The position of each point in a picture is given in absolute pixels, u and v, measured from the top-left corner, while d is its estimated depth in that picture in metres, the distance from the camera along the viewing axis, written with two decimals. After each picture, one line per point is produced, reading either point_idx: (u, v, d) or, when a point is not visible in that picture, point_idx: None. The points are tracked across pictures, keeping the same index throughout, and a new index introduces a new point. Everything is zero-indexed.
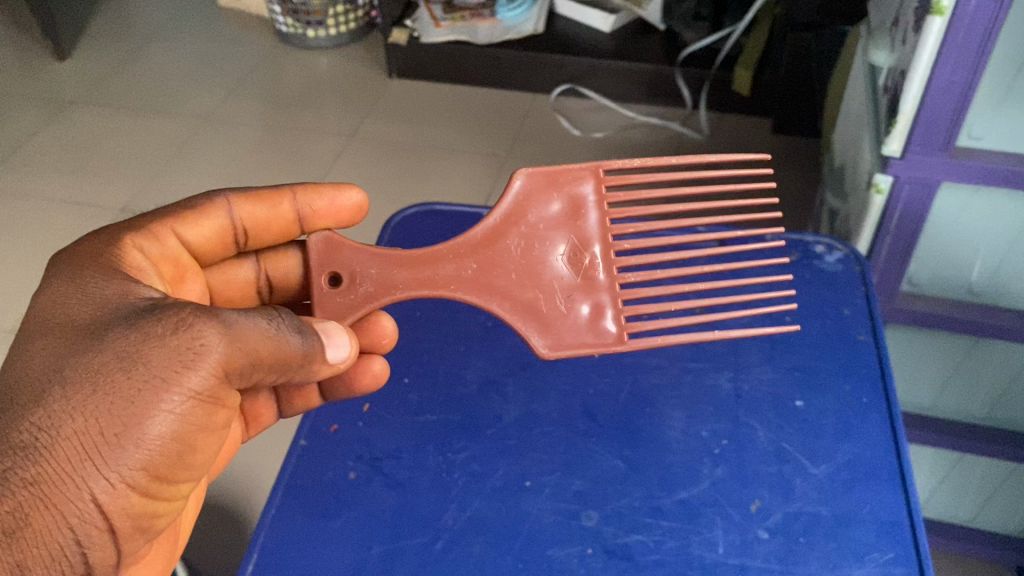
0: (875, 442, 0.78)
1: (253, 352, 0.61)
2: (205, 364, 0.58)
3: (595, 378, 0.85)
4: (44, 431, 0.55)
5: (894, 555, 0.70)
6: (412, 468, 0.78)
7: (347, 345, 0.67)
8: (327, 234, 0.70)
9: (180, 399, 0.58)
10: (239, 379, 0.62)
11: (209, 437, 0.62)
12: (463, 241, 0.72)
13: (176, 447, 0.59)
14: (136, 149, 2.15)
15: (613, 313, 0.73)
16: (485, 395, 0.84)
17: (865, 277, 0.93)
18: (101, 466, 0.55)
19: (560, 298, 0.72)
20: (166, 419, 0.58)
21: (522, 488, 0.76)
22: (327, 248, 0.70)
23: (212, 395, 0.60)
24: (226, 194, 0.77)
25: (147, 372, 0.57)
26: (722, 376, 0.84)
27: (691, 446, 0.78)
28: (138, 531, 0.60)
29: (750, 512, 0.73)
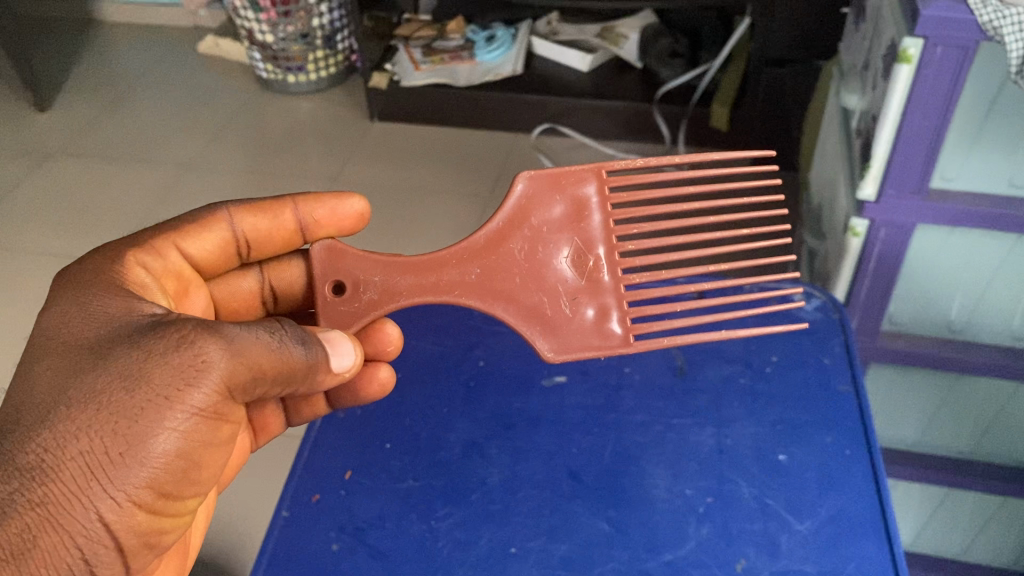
0: (859, 496, 0.78)
1: (256, 367, 0.61)
2: (206, 382, 0.59)
3: (578, 438, 0.84)
4: (49, 452, 0.56)
5: None
6: (396, 537, 0.77)
7: (350, 353, 0.68)
8: (329, 244, 0.72)
9: (183, 417, 0.59)
10: (244, 393, 0.62)
11: (216, 451, 0.63)
12: (466, 245, 0.72)
13: (181, 463, 0.60)
14: (120, 199, 2.16)
15: (619, 314, 0.74)
16: (468, 458, 0.83)
17: (844, 326, 0.93)
18: (107, 485, 0.57)
19: (564, 301, 0.73)
20: (171, 436, 0.59)
21: (507, 555, 0.75)
22: (331, 257, 0.72)
23: (218, 410, 0.61)
24: (229, 208, 0.78)
25: (150, 390, 0.58)
26: (704, 432, 0.84)
27: (676, 507, 0.78)
28: (147, 548, 0.61)
29: (736, 572, 0.73)
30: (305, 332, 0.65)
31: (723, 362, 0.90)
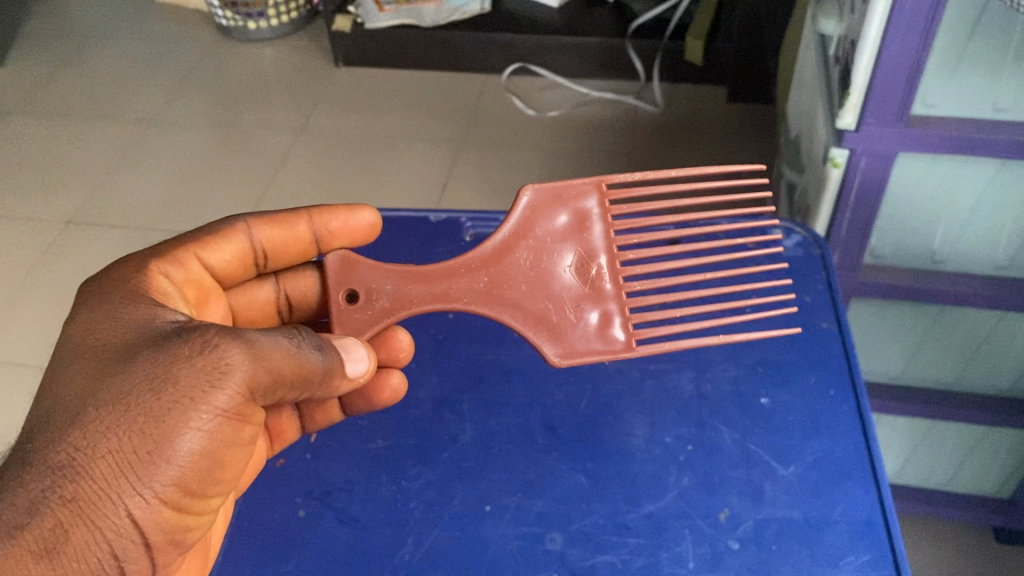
0: (844, 438, 0.75)
1: (275, 371, 0.58)
2: (229, 382, 0.55)
3: (553, 389, 0.81)
4: (80, 451, 0.52)
5: (870, 558, 0.67)
6: (366, 500, 0.74)
7: (365, 358, 0.64)
8: (343, 257, 0.67)
9: (208, 417, 0.54)
10: (266, 396, 0.58)
11: (240, 455, 0.58)
12: (473, 254, 0.68)
13: (208, 464, 0.55)
14: (80, 157, 2.09)
15: (622, 321, 0.69)
16: (440, 414, 0.80)
17: (826, 261, 0.90)
18: (139, 483, 0.52)
19: (569, 308, 0.69)
20: (198, 434, 0.54)
21: (483, 513, 0.73)
22: (345, 269, 0.67)
23: (243, 413, 0.57)
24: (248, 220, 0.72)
25: (175, 390, 0.54)
26: (683, 377, 0.81)
27: (655, 457, 0.75)
28: (175, 547, 0.57)
29: (719, 522, 0.70)
30: (320, 340, 0.62)
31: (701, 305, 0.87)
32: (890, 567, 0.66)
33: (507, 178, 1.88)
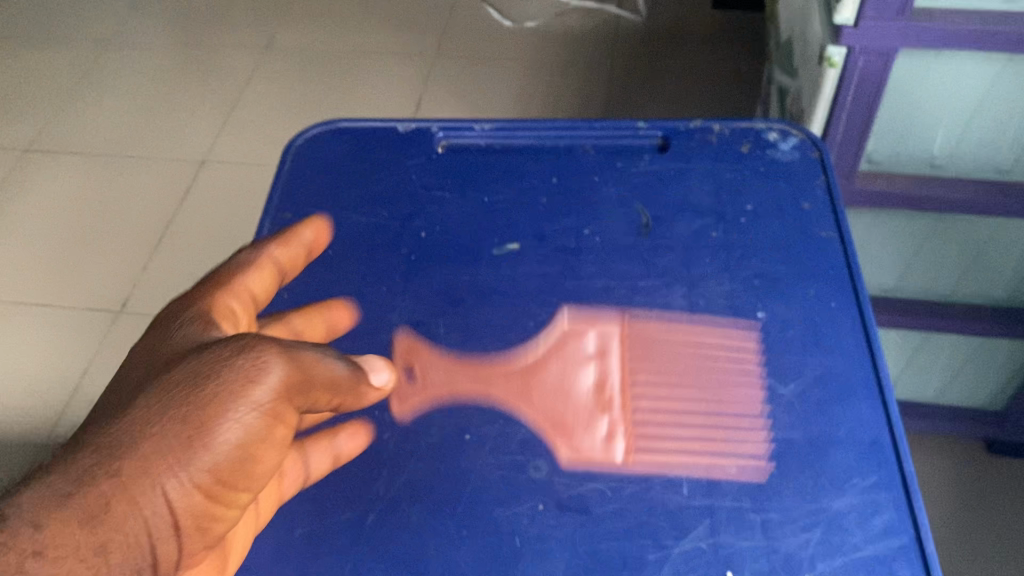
0: (847, 352, 0.70)
1: (312, 377, 0.54)
2: (270, 380, 0.51)
3: (535, 309, 0.75)
4: (126, 433, 0.47)
5: (877, 479, 0.62)
6: (336, 433, 0.68)
7: (384, 367, 0.61)
8: (407, 341, 0.74)
9: (246, 410, 0.50)
10: (301, 402, 0.54)
11: (269, 462, 0.53)
12: (511, 363, 0.72)
13: (239, 461, 0.51)
14: (42, 86, 2.07)
15: (624, 433, 0.67)
16: (413, 339, 0.74)
17: (824, 165, 0.83)
18: (175, 470, 0.48)
19: (580, 415, 0.69)
20: (235, 426, 0.50)
21: (462, 443, 0.67)
22: (406, 348, 0.73)
23: (279, 414, 0.52)
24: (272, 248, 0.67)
25: (216, 382, 0.50)
26: (674, 294, 0.75)
27: (646, 379, 0.70)
28: (195, 547, 0.51)
29: (715, 445, 0.65)
30: (353, 359, 0.58)
31: (692, 215, 0.81)
32: (898, 489, 0.62)
33: (482, 94, 1.84)
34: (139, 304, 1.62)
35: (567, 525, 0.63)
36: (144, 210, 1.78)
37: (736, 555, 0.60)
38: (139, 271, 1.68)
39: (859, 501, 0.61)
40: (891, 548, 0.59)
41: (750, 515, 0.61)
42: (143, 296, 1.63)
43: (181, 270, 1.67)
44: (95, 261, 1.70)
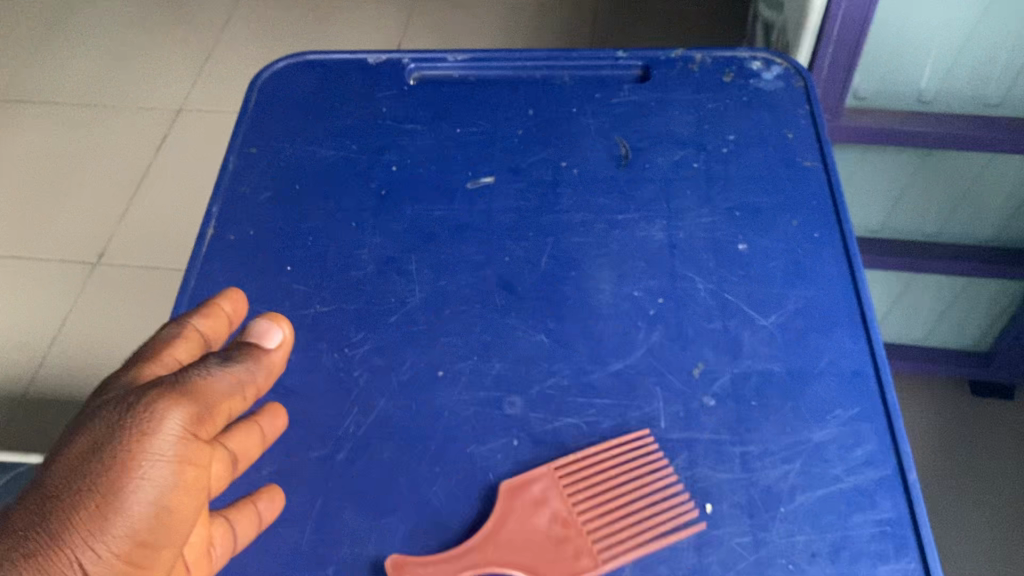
0: (830, 282, 0.68)
1: (213, 398, 0.49)
2: (170, 422, 0.45)
3: (510, 244, 0.73)
4: (29, 520, 0.41)
5: (859, 410, 0.61)
6: (305, 371, 0.66)
7: (275, 327, 0.55)
8: (396, 556, 0.56)
9: (152, 462, 0.44)
10: (211, 429, 0.49)
11: (195, 512, 0.47)
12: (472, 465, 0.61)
13: (160, 519, 0.44)
14: (9, 32, 2.04)
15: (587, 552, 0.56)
16: (384, 275, 0.71)
17: (809, 94, 0.81)
18: (88, 545, 0.41)
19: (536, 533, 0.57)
20: (147, 481, 0.44)
21: (435, 380, 0.66)
22: (394, 561, 0.56)
23: (196, 455, 0.47)
24: (193, 320, 0.56)
25: (111, 439, 0.44)
26: (654, 226, 0.73)
27: (623, 313, 0.68)
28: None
29: (693, 378, 0.64)
30: (241, 352, 0.53)
31: (673, 146, 0.78)
32: (880, 419, 0.60)
33: (457, 37, 1.83)
34: (115, 254, 1.59)
35: (542, 460, 0.61)
36: (116, 157, 1.75)
37: (714, 488, 0.58)
38: (113, 221, 1.64)
39: (840, 433, 0.60)
40: (873, 478, 0.58)
41: (728, 448, 0.60)
42: (118, 245, 1.60)
43: (158, 218, 1.64)
44: (69, 213, 1.66)
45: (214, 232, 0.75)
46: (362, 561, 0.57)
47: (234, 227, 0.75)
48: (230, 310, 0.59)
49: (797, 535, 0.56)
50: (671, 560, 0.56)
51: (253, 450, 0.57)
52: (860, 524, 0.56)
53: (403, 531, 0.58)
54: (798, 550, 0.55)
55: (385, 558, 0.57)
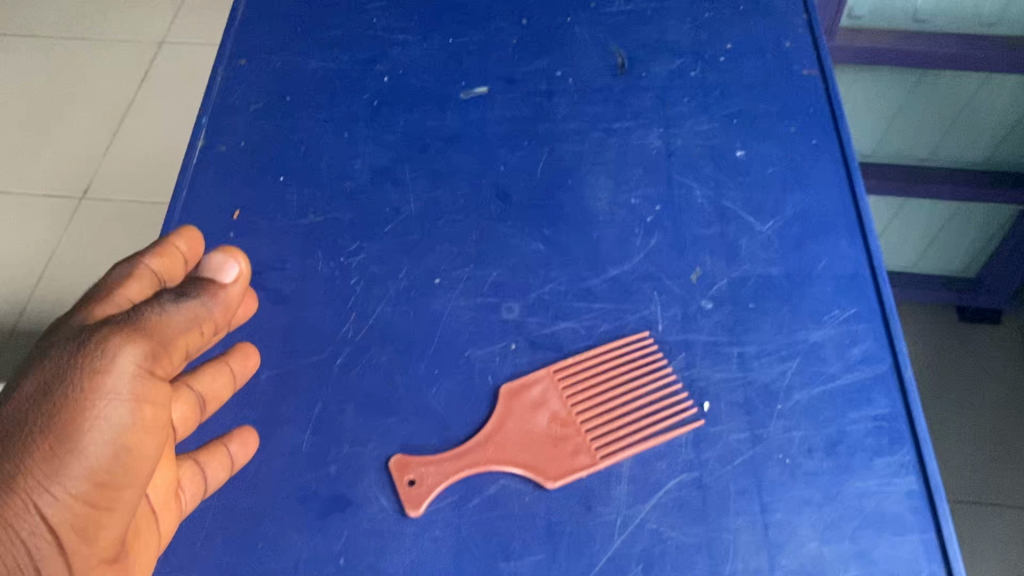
0: (828, 188, 0.68)
1: (167, 336, 0.46)
2: (123, 362, 0.44)
3: (506, 153, 0.72)
4: None
5: (856, 311, 0.61)
6: (300, 279, 0.66)
7: (230, 258, 0.50)
8: (400, 456, 0.57)
9: (106, 401, 0.43)
10: (168, 365, 0.47)
11: (156, 447, 0.47)
12: (480, 367, 0.61)
13: (118, 458, 0.44)
14: None
15: (586, 451, 0.56)
16: (378, 185, 0.70)
17: (807, 3, 0.79)
18: (44, 489, 0.42)
19: (536, 431, 0.57)
20: (100, 423, 0.43)
21: (432, 287, 0.65)
22: (397, 461, 0.56)
23: (149, 393, 0.45)
24: (144, 259, 0.51)
25: (59, 384, 0.42)
26: (651, 135, 0.72)
27: (620, 219, 0.68)
28: (94, 561, 0.46)
29: (691, 282, 0.64)
30: (198, 279, 0.49)
31: (670, 55, 0.77)
32: (877, 319, 0.61)
33: None
34: (106, 187, 1.54)
35: (540, 364, 0.61)
36: (96, 86, 1.71)
37: (712, 388, 0.59)
38: (103, 155, 1.59)
39: (837, 334, 0.60)
40: (869, 376, 0.58)
41: (726, 349, 0.60)
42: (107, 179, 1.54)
43: (149, 151, 1.59)
44: (54, 146, 1.59)
45: (204, 144, 0.74)
46: (364, 461, 0.57)
47: (225, 139, 0.74)
48: (187, 249, 0.54)
49: (793, 431, 0.56)
50: (669, 456, 0.56)
51: (221, 391, 0.57)
52: (856, 420, 0.56)
53: (404, 432, 0.58)
54: (795, 445, 0.56)
55: (386, 457, 0.57)
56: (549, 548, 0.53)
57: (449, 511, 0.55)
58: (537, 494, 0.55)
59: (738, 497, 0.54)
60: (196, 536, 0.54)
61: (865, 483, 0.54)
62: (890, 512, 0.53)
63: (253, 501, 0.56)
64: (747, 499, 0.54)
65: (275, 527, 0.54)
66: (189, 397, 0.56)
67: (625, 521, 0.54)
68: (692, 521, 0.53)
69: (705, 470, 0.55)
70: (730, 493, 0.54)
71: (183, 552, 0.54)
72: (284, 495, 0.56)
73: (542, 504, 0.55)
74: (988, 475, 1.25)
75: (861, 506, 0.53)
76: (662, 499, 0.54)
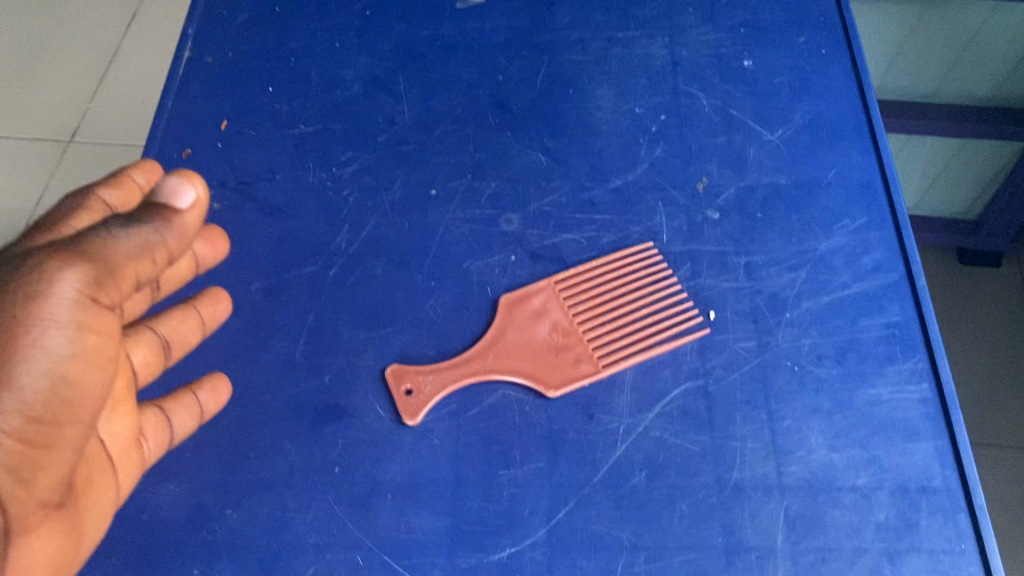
0: (839, 97, 0.65)
1: (113, 264, 0.37)
2: (61, 287, 0.36)
3: (504, 63, 0.69)
4: None
5: (867, 220, 0.59)
6: (290, 190, 0.63)
7: (186, 180, 0.38)
8: (395, 365, 0.55)
9: (41, 329, 0.36)
10: (118, 294, 0.38)
11: (105, 384, 0.39)
12: (479, 278, 0.59)
13: (56, 393, 0.37)
14: None
15: (588, 360, 0.54)
16: (371, 95, 0.68)
17: None
18: None
19: (536, 339, 0.55)
20: (35, 353, 0.36)
21: (428, 198, 0.62)
22: (392, 370, 0.54)
23: (93, 321, 0.37)
24: (99, 191, 0.44)
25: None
26: (654, 45, 0.69)
27: (623, 130, 0.65)
28: (32, 506, 0.39)
29: (696, 193, 0.61)
30: (150, 201, 0.38)
31: None
32: (889, 228, 0.59)
33: None
34: (95, 128, 1.16)
35: (540, 274, 0.59)
36: None
37: (718, 297, 0.57)
38: (88, 94, 1.19)
39: (848, 243, 0.58)
40: (880, 284, 0.56)
41: (732, 259, 0.58)
42: (100, 116, 1.17)
43: (147, 84, 1.20)
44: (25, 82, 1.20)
45: (191, 55, 0.71)
46: (358, 371, 0.55)
47: (212, 50, 0.71)
48: (144, 183, 0.48)
49: (803, 338, 0.55)
50: (673, 365, 0.54)
51: (189, 335, 0.53)
52: (867, 328, 0.55)
53: (400, 342, 0.56)
54: (804, 353, 0.54)
55: (381, 367, 0.55)
56: (551, 456, 0.51)
57: (447, 419, 0.53)
58: (538, 402, 0.53)
59: (745, 405, 0.52)
60: (186, 446, 0.52)
61: (876, 391, 0.52)
62: (902, 420, 0.51)
63: (243, 410, 0.53)
64: (754, 407, 0.52)
65: (267, 436, 0.53)
66: (152, 341, 0.51)
67: (628, 429, 0.52)
68: (698, 429, 0.52)
69: (711, 378, 0.53)
70: (737, 401, 0.52)
71: (172, 463, 0.52)
72: (276, 405, 0.54)
73: (543, 413, 0.53)
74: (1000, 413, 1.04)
75: (872, 414, 0.52)
76: (667, 407, 0.53)
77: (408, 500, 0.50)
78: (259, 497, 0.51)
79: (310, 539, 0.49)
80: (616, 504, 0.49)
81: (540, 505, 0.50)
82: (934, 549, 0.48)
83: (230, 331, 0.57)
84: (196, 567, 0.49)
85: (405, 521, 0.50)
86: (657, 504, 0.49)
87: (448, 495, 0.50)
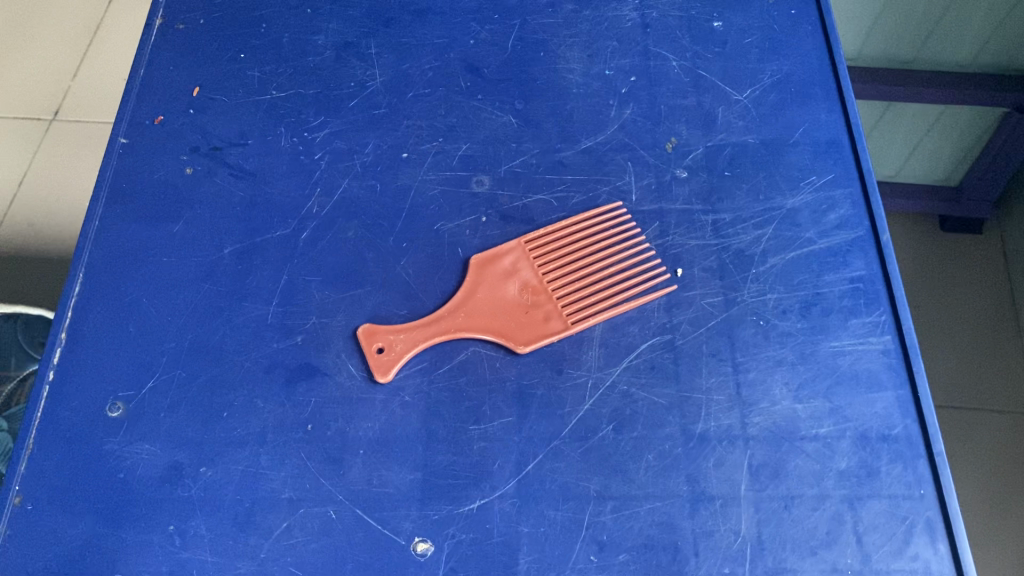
0: (807, 56, 0.66)
1: None
2: None
3: (475, 27, 0.69)
4: None
5: (834, 176, 0.60)
6: (262, 154, 0.63)
7: None
8: (368, 325, 0.55)
9: None
10: None
11: None
12: (452, 241, 0.59)
13: None
14: None
15: (559, 317, 0.55)
16: (343, 59, 0.68)
17: None
18: None
19: (507, 298, 0.56)
20: None
21: (399, 162, 0.63)
22: (364, 330, 0.55)
23: None
24: None
25: None
26: (626, 7, 0.70)
27: (594, 92, 0.65)
28: None
29: (666, 152, 0.62)
30: None
31: None
32: (854, 185, 0.60)
33: None
34: (76, 107, 1.16)
35: (511, 235, 0.59)
36: None
37: (686, 254, 0.57)
38: (69, 71, 1.19)
39: (814, 200, 0.59)
40: (846, 240, 0.57)
41: (700, 216, 0.59)
42: (81, 92, 1.17)
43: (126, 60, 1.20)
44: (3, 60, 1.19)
45: (161, 22, 0.71)
46: (331, 331, 0.56)
47: (183, 16, 0.71)
48: None
49: (768, 293, 0.55)
50: (641, 321, 0.55)
51: None
52: (831, 282, 0.56)
53: (372, 302, 0.57)
54: (770, 308, 0.55)
55: (354, 327, 0.56)
56: (520, 411, 0.52)
57: (418, 377, 0.53)
58: (507, 358, 0.54)
59: (710, 358, 0.53)
60: (161, 407, 0.53)
61: (839, 342, 0.53)
62: (864, 370, 0.52)
63: (216, 370, 0.54)
64: (719, 359, 0.53)
65: (240, 396, 0.53)
66: None
67: (597, 383, 0.53)
68: (665, 381, 0.53)
69: (677, 333, 0.54)
70: (703, 355, 0.53)
71: (148, 422, 0.52)
72: (249, 366, 0.54)
73: (512, 370, 0.53)
74: (978, 376, 1.04)
75: (835, 365, 0.53)
76: (634, 360, 0.54)
77: (379, 454, 0.51)
78: (232, 455, 0.51)
79: (283, 494, 0.50)
80: (584, 454, 0.50)
81: (510, 458, 0.51)
82: (894, 495, 0.49)
83: (203, 294, 0.57)
84: (171, 523, 0.49)
85: (376, 475, 0.50)
86: (625, 456, 0.50)
87: (419, 450, 0.51)
